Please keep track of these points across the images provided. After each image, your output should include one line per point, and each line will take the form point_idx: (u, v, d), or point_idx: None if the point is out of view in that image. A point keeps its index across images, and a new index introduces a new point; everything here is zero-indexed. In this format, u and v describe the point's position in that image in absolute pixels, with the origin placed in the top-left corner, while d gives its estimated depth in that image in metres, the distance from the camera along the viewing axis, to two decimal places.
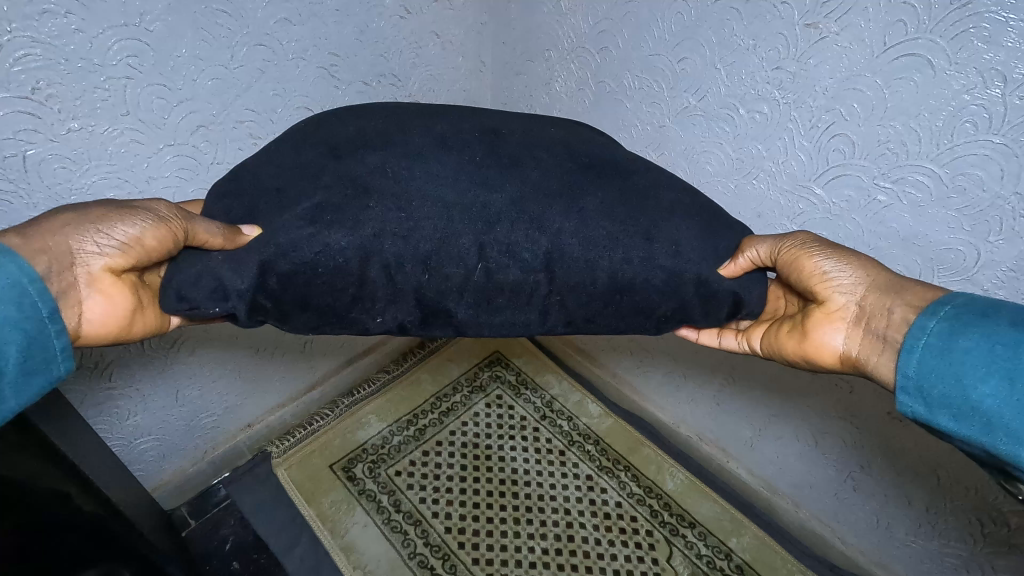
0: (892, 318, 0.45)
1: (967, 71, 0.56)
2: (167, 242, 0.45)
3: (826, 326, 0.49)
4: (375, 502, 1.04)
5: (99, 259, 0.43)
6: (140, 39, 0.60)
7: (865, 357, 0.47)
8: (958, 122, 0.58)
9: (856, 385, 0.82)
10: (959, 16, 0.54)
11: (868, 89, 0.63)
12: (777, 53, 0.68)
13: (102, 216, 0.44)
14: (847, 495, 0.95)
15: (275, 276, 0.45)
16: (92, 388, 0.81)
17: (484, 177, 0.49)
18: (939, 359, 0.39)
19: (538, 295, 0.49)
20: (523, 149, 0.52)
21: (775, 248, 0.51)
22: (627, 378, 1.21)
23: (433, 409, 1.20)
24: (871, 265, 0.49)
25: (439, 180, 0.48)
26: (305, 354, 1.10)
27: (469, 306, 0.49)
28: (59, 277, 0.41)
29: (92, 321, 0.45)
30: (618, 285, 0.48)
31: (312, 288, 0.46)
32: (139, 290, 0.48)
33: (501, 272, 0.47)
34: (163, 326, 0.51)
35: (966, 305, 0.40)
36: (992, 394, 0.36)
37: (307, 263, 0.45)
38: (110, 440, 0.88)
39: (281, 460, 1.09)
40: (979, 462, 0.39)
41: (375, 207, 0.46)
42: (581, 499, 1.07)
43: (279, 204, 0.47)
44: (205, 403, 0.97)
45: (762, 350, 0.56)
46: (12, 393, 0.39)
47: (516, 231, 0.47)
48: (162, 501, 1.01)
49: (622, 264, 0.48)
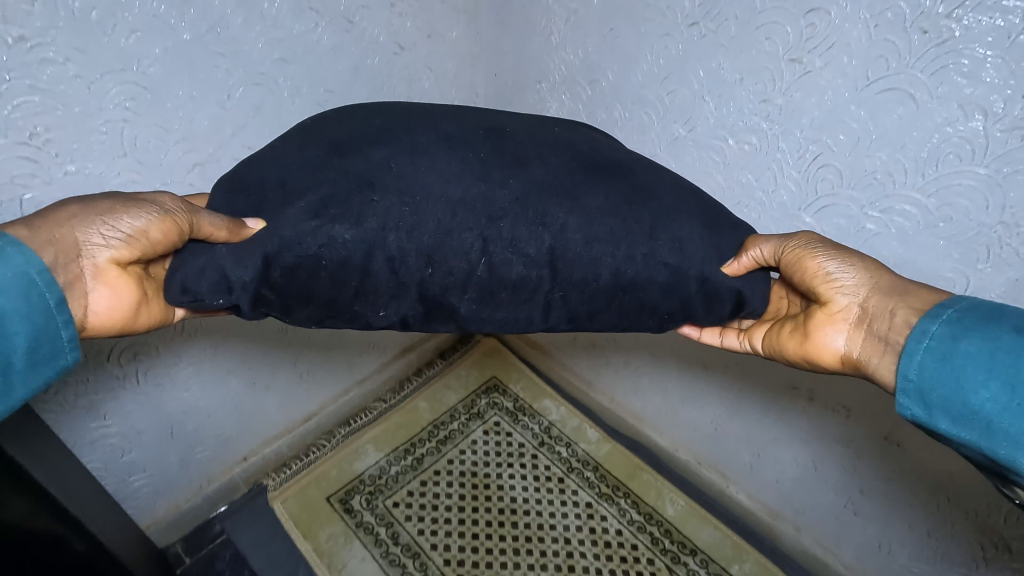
0: (894, 320, 0.45)
1: (949, 104, 0.57)
2: (171, 235, 0.46)
3: (828, 326, 0.49)
4: (372, 535, 1.03)
5: (104, 251, 0.44)
6: (139, 82, 0.61)
7: (866, 359, 0.47)
8: (942, 153, 0.60)
9: (852, 410, 0.82)
10: (937, 52, 0.56)
11: (853, 121, 0.64)
12: (763, 87, 0.69)
13: (108, 209, 0.45)
14: (848, 521, 0.94)
15: (279, 268, 0.45)
16: (86, 427, 0.80)
17: (487, 172, 0.48)
18: (940, 364, 0.40)
19: (541, 292, 0.49)
20: (528, 146, 0.52)
21: (779, 247, 0.51)
22: (624, 404, 1.20)
23: (431, 438, 1.19)
24: (874, 267, 0.49)
25: (442, 175, 0.48)
26: (302, 384, 1.09)
27: (472, 301, 0.49)
28: (65, 269, 0.42)
29: (99, 312, 0.46)
30: (620, 282, 0.49)
31: (316, 281, 0.46)
32: (144, 282, 0.48)
33: (504, 267, 0.47)
34: (168, 318, 0.52)
35: (968, 309, 0.40)
36: (992, 399, 0.37)
37: (311, 255, 0.45)
38: (104, 477, 0.87)
39: (276, 494, 1.08)
40: (975, 464, 0.40)
41: (379, 200, 0.46)
42: (581, 527, 1.06)
43: (284, 196, 0.47)
44: (201, 436, 0.96)
45: (763, 349, 0.56)
46: (19, 381, 0.40)
47: (520, 226, 0.47)
48: (156, 538, 0.99)
49: (625, 261, 0.48)
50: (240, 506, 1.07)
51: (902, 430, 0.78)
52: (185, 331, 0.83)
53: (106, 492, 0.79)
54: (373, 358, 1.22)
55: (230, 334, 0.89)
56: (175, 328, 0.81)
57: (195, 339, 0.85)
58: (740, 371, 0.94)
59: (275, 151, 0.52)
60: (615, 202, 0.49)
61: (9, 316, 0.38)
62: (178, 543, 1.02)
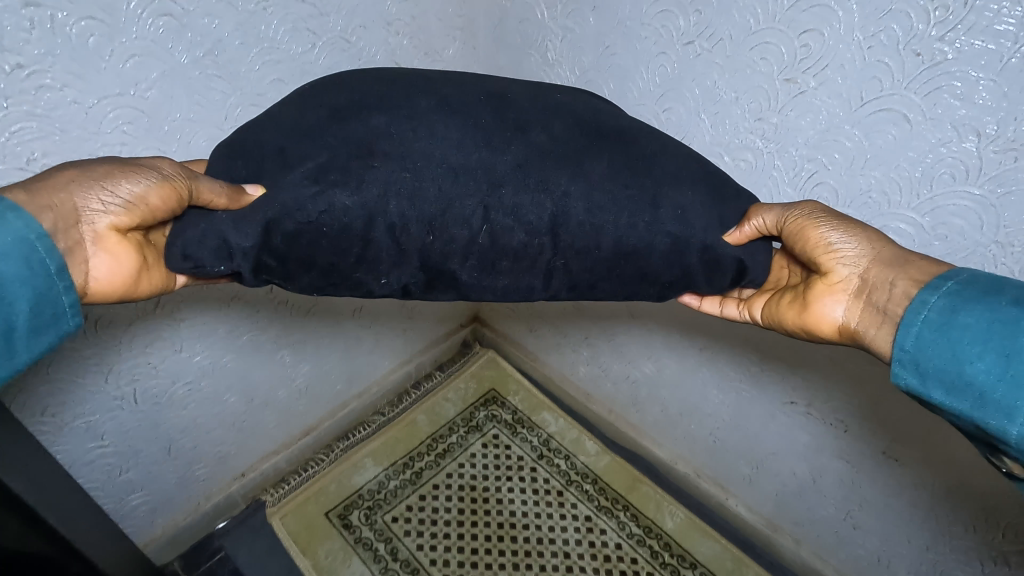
0: (893, 292, 0.45)
1: (943, 125, 0.58)
2: (171, 201, 0.45)
3: (827, 297, 0.49)
4: (371, 550, 1.03)
5: (104, 217, 0.43)
6: (136, 106, 0.62)
7: (864, 330, 0.47)
8: (936, 173, 0.60)
9: (851, 425, 0.83)
10: (931, 74, 0.56)
11: (847, 141, 0.65)
12: (758, 105, 0.69)
13: (106, 174, 0.44)
14: (848, 534, 0.94)
15: (280, 234, 0.45)
16: (83, 448, 0.79)
17: (489, 138, 0.48)
18: (938, 334, 0.39)
19: (543, 260, 0.48)
20: (531, 114, 0.51)
21: (781, 217, 0.51)
22: (623, 415, 1.21)
23: (429, 451, 1.19)
24: (877, 238, 0.49)
25: (444, 142, 0.47)
26: (301, 399, 1.09)
27: (474, 269, 0.48)
28: (65, 234, 0.41)
29: (99, 279, 0.45)
30: (622, 251, 0.49)
31: (317, 248, 0.46)
32: (144, 249, 0.48)
33: (506, 235, 0.47)
34: (169, 287, 0.51)
35: (969, 281, 0.40)
36: (988, 370, 0.36)
37: (312, 222, 0.45)
38: (101, 497, 0.87)
39: (275, 509, 1.08)
40: (967, 435, 0.40)
41: (380, 167, 0.46)
42: (581, 541, 1.06)
43: (282, 163, 0.47)
44: (199, 453, 0.96)
45: (762, 319, 0.56)
46: (21, 348, 0.39)
47: (521, 193, 0.47)
48: (154, 557, 0.98)
49: (627, 229, 0.48)
50: (239, 522, 1.06)
51: (901, 445, 0.79)
52: (183, 351, 0.83)
53: (103, 514, 0.79)
54: (370, 371, 1.22)
55: (227, 352, 0.89)
56: (173, 347, 0.81)
57: (193, 358, 0.85)
58: (738, 383, 0.95)
59: (272, 115, 0.51)
60: (618, 168, 0.49)
61: (10, 282, 0.37)
62: (176, 561, 1.01)
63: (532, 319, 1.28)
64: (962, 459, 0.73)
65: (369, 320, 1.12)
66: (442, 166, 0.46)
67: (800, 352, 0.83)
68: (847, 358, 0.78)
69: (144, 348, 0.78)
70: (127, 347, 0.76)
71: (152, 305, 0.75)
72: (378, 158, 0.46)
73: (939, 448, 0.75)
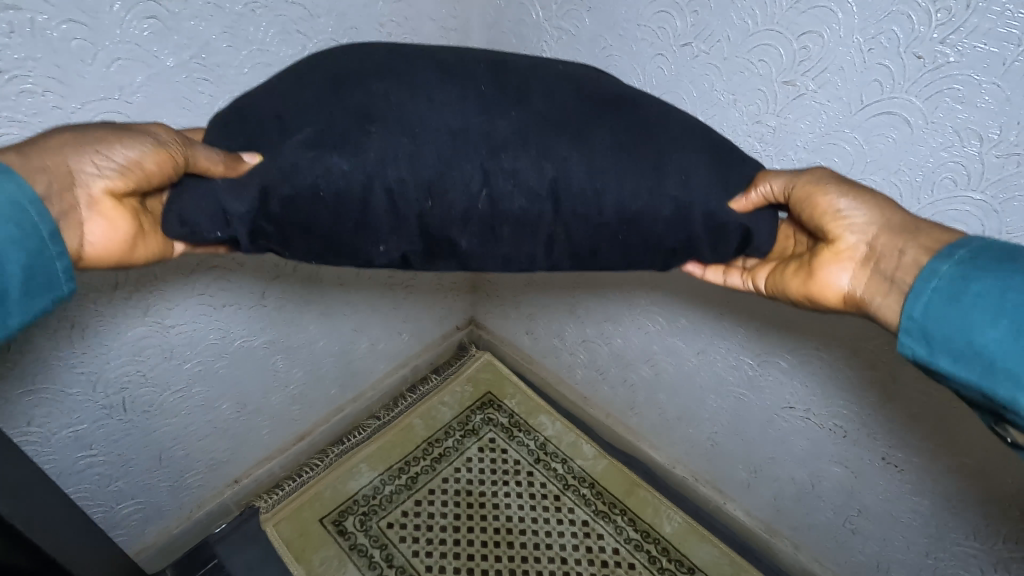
0: (902, 259, 0.42)
1: (944, 130, 0.57)
2: (168, 167, 0.43)
3: (833, 265, 0.47)
4: (367, 557, 1.02)
5: (100, 181, 0.41)
6: (121, 111, 0.60)
7: (870, 298, 0.45)
8: (937, 178, 0.59)
9: (850, 430, 0.82)
10: (932, 77, 0.55)
11: (847, 144, 0.64)
12: (757, 108, 0.68)
13: (102, 138, 0.41)
14: (847, 539, 0.93)
15: (276, 199, 0.43)
16: (70, 457, 0.78)
17: (489, 104, 0.47)
18: (948, 302, 0.37)
19: (545, 227, 0.46)
20: (532, 81, 0.50)
21: (789, 184, 0.48)
22: (621, 418, 1.20)
23: (425, 456, 1.17)
24: (888, 204, 0.46)
25: (444, 109, 0.46)
26: (294, 404, 1.08)
27: (474, 237, 0.46)
28: (60, 199, 0.39)
29: (95, 245, 0.42)
30: (627, 216, 0.46)
31: (313, 211, 0.44)
32: (140, 216, 0.45)
33: (506, 200, 0.45)
34: (167, 255, 0.48)
35: (984, 248, 0.37)
36: (998, 339, 0.34)
37: (308, 185, 0.43)
38: (91, 507, 0.85)
39: (269, 516, 1.06)
40: (977, 411, 0.37)
41: (377, 130, 0.44)
42: (578, 546, 1.05)
43: (278, 130, 0.45)
44: (191, 461, 0.94)
45: (766, 289, 0.54)
46: (14, 317, 0.36)
47: (522, 157, 0.45)
48: (146, 565, 0.97)
49: (632, 194, 0.46)
50: (232, 530, 1.05)
51: (901, 450, 0.78)
52: (173, 358, 0.81)
53: (87, 526, 0.77)
54: (365, 376, 1.20)
55: (219, 358, 0.88)
56: (163, 354, 0.80)
57: (183, 365, 0.83)
58: (736, 388, 0.94)
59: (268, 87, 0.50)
60: (620, 134, 0.47)
61: (5, 243, 0.34)
62: (168, 570, 0.99)
63: (529, 321, 1.27)
64: (963, 465, 0.73)
65: (362, 323, 1.11)
66: (443, 140, 0.44)
67: (800, 358, 0.82)
68: (846, 363, 0.77)
69: (134, 356, 0.76)
70: (115, 354, 0.74)
71: (141, 312, 0.74)
72: (376, 123, 0.45)
73: (941, 454, 0.74)
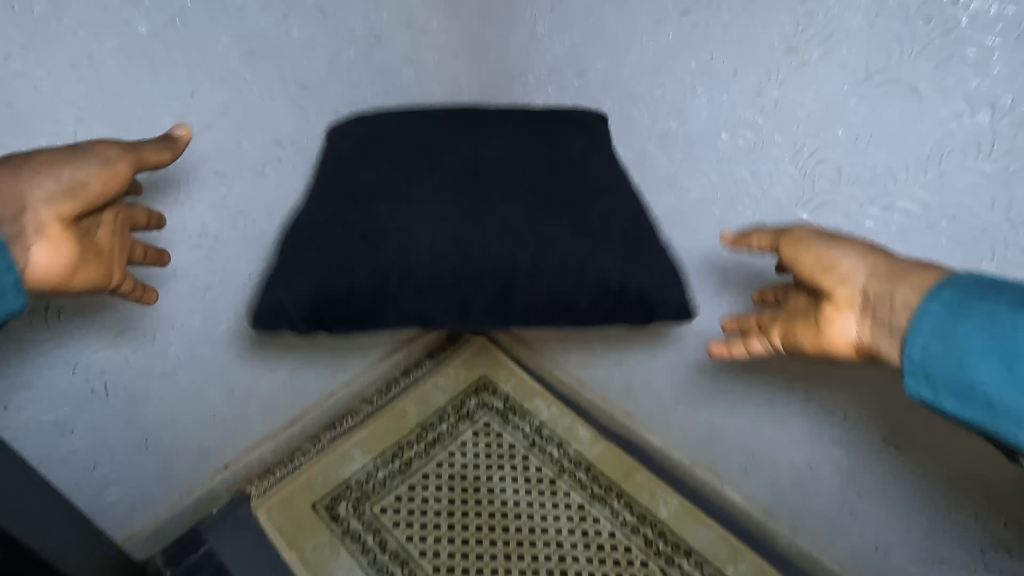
0: (895, 302, 0.41)
1: (954, 98, 0.54)
2: (111, 180, 0.47)
3: (838, 318, 0.45)
4: (360, 543, 1.00)
5: (44, 204, 0.43)
6: (90, 82, 0.57)
7: (881, 348, 0.43)
8: (945, 149, 0.57)
9: (850, 411, 0.80)
10: (943, 43, 0.53)
11: (853, 116, 0.61)
12: (759, 79, 0.66)
13: (48, 163, 0.44)
14: (845, 522, 0.92)
15: (295, 307, 0.57)
16: (53, 444, 0.76)
17: (463, 214, 0.62)
18: (939, 340, 0.38)
19: (510, 306, 0.59)
20: (489, 194, 0.64)
21: (775, 240, 0.50)
22: (618, 401, 1.18)
23: (420, 440, 1.16)
24: (873, 252, 0.45)
25: (428, 207, 0.62)
26: (284, 389, 1.06)
27: (450, 314, 0.59)
28: (13, 222, 0.41)
29: (40, 265, 0.42)
30: (558, 303, 0.59)
31: (345, 303, 0.58)
32: (81, 244, 0.46)
33: (478, 261, 0.59)
34: (106, 284, 0.49)
35: (963, 287, 0.39)
36: (989, 380, 0.35)
37: (338, 290, 0.57)
38: (76, 495, 0.84)
39: (260, 502, 1.04)
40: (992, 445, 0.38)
41: (375, 257, 0.58)
42: (573, 531, 1.04)
43: (288, 254, 0.59)
44: (179, 447, 0.93)
45: (782, 345, 0.50)
46: None
47: (489, 244, 0.59)
48: (135, 551, 0.96)
49: (567, 287, 0.59)
50: (223, 516, 1.03)
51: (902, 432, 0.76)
52: (156, 342, 0.79)
53: (70, 519, 0.75)
54: (357, 360, 1.18)
55: (205, 342, 0.85)
56: (145, 338, 0.77)
57: (167, 349, 0.81)
58: (734, 370, 0.92)
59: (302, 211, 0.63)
60: (555, 215, 0.62)
61: None
62: (159, 555, 0.99)
63: None
64: (965, 446, 0.71)
65: None
66: (423, 248, 0.59)
67: None
68: None
69: (114, 340, 0.74)
70: (95, 338, 0.72)
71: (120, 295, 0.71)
72: (378, 242, 0.59)
73: (942, 435, 0.73)
